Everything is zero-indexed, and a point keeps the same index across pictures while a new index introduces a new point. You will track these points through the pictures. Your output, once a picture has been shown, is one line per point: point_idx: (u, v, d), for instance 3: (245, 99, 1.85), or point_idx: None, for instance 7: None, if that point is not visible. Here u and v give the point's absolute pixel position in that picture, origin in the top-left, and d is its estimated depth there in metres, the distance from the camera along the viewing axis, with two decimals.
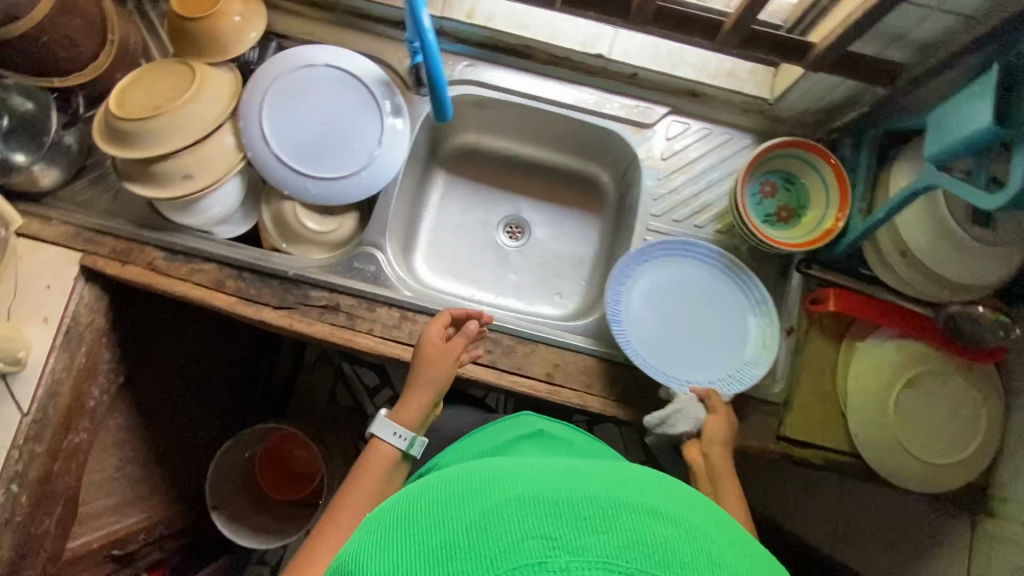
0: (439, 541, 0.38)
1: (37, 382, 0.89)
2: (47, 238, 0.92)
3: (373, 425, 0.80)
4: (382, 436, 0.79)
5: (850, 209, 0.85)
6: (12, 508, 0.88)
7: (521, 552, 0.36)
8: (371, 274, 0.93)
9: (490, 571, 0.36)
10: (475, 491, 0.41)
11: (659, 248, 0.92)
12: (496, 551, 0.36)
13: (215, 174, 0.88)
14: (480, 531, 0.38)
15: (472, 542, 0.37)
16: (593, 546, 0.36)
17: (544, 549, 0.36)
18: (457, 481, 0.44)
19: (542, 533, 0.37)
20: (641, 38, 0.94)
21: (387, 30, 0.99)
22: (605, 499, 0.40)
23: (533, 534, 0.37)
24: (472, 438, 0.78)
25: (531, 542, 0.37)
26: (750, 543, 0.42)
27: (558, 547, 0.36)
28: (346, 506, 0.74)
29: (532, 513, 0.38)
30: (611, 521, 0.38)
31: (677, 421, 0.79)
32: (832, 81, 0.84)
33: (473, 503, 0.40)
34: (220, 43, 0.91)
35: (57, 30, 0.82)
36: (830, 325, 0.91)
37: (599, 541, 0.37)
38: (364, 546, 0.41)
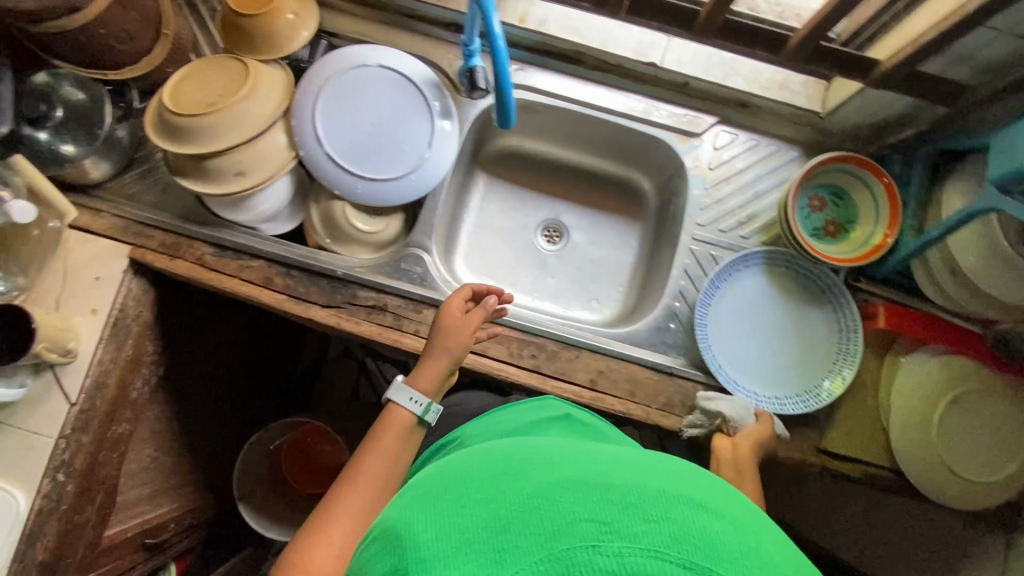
0: (495, 517, 0.40)
1: (86, 372, 0.89)
2: (97, 231, 0.92)
3: (389, 390, 0.75)
4: (398, 401, 0.74)
5: (900, 228, 0.85)
6: (58, 496, 0.88)
7: (575, 533, 0.38)
8: (418, 275, 0.94)
9: (545, 548, 0.37)
10: (531, 473, 0.44)
11: (765, 256, 0.93)
12: (550, 530, 0.38)
13: (268, 172, 0.88)
14: (535, 509, 0.40)
15: (528, 518, 0.39)
16: (647, 534, 0.37)
17: (598, 532, 0.37)
18: (510, 462, 0.46)
19: (595, 517, 0.38)
20: (694, 48, 0.94)
21: (437, 31, 0.98)
22: (659, 492, 0.41)
23: (587, 518, 0.38)
24: (495, 414, 0.79)
25: (584, 524, 0.38)
26: (798, 555, 0.42)
27: (612, 532, 0.37)
28: (366, 466, 0.68)
29: (587, 497, 0.40)
30: (662, 510, 0.39)
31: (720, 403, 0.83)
32: (889, 97, 0.83)
33: (529, 483, 0.43)
34: (274, 39, 0.91)
35: (117, 23, 0.82)
36: (874, 340, 0.90)
37: (650, 529, 0.37)
38: (423, 517, 0.44)
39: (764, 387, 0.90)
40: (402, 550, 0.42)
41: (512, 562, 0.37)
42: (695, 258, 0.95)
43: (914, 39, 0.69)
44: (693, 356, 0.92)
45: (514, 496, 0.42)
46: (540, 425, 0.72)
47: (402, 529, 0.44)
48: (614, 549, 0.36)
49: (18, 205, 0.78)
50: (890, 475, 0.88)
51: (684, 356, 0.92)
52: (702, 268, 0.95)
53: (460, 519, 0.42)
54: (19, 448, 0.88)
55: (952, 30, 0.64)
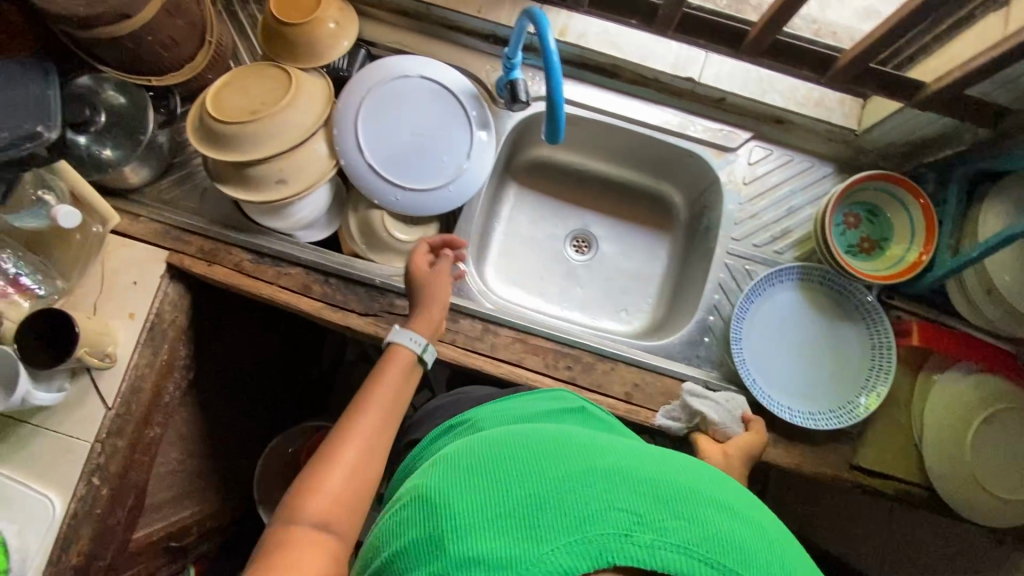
0: (537, 495, 0.46)
1: (122, 377, 0.89)
2: (136, 235, 0.93)
3: (391, 333, 0.81)
4: (400, 341, 0.81)
5: (936, 247, 0.86)
6: (93, 500, 0.88)
7: (612, 521, 0.44)
8: (455, 285, 0.95)
9: (582, 530, 0.43)
10: (565, 460, 0.49)
11: (800, 271, 0.93)
12: (589, 515, 0.44)
13: (309, 180, 0.89)
14: (575, 494, 0.46)
15: (566, 503, 0.45)
16: (674, 530, 0.43)
17: (630, 522, 0.44)
18: (549, 447, 0.51)
19: (631, 509, 0.44)
20: (732, 63, 0.95)
21: (475, 42, 0.99)
22: (682, 490, 0.47)
23: (624, 509, 0.44)
24: (508, 401, 0.79)
25: (621, 514, 0.44)
26: (794, 543, 0.49)
27: (643, 524, 0.44)
28: (368, 399, 0.73)
29: (620, 491, 0.46)
30: (691, 510, 0.45)
31: (711, 410, 0.85)
32: (927, 118, 0.84)
33: (565, 469, 0.48)
34: (316, 48, 0.91)
35: (164, 31, 0.82)
36: (906, 357, 0.91)
37: (681, 527, 0.44)
38: (464, 485, 0.49)
39: (796, 402, 0.91)
40: (442, 516, 0.47)
41: (553, 540, 0.43)
42: (729, 273, 0.96)
43: (964, 63, 0.69)
44: (727, 370, 0.92)
45: (551, 480, 0.47)
46: (556, 414, 0.74)
47: (441, 497, 0.49)
48: (645, 540, 0.43)
49: (63, 209, 0.78)
50: (922, 490, 0.89)
51: (718, 369, 0.92)
52: (736, 282, 0.95)
53: (501, 494, 0.47)
54: (55, 451, 0.88)
55: (1003, 57, 0.65)
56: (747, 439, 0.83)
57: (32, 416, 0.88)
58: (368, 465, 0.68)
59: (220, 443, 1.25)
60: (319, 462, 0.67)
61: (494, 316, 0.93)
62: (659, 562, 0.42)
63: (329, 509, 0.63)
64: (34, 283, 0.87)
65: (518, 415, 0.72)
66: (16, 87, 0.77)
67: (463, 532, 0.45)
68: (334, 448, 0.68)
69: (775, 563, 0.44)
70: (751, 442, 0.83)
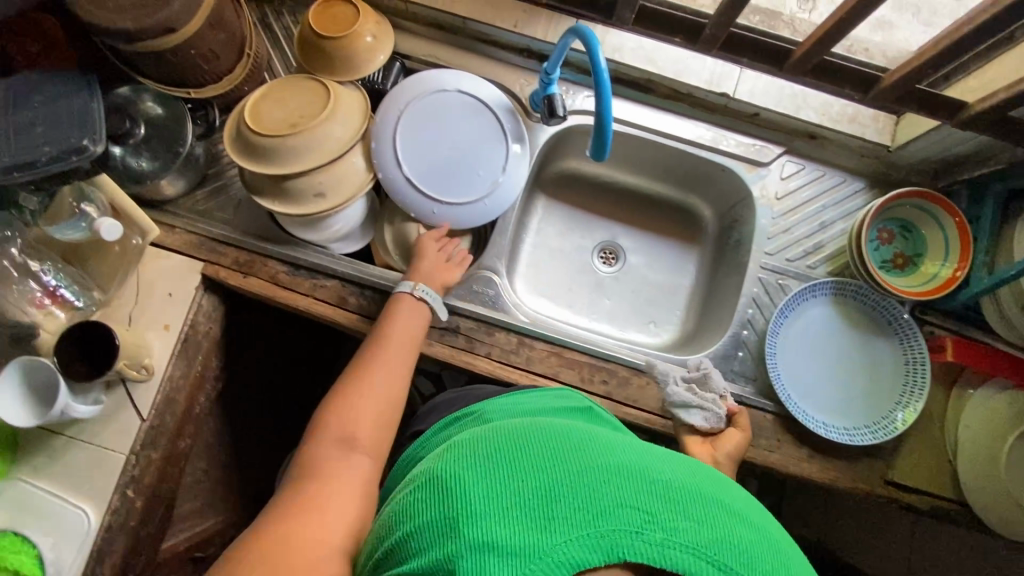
0: (549, 486, 0.46)
1: (158, 389, 0.89)
2: (171, 247, 0.93)
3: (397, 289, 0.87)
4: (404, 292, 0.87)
5: (971, 264, 0.87)
6: (127, 512, 0.88)
7: (624, 518, 0.44)
8: (490, 298, 0.95)
9: (594, 524, 0.43)
10: (579, 453, 0.49)
11: (834, 286, 0.93)
12: (602, 510, 0.44)
13: (347, 194, 0.89)
14: (588, 488, 0.45)
15: (580, 496, 0.45)
16: (685, 531, 0.43)
17: (641, 521, 0.44)
18: (561, 438, 0.51)
19: (642, 507, 0.44)
20: (766, 79, 0.95)
21: (509, 56, 0.99)
22: (695, 492, 0.47)
23: (636, 507, 0.44)
24: (511, 396, 0.79)
25: (633, 512, 0.44)
26: (798, 551, 0.49)
27: (655, 522, 0.44)
28: (388, 337, 0.83)
29: (633, 489, 0.46)
30: (701, 512, 0.45)
31: (696, 412, 0.82)
32: (963, 136, 0.85)
33: (580, 462, 0.47)
34: (353, 61, 0.91)
35: (206, 44, 0.83)
36: (939, 373, 0.92)
37: (691, 528, 0.44)
38: (473, 470, 0.48)
39: (831, 417, 0.91)
40: (455, 500, 0.46)
41: (567, 532, 0.43)
42: (763, 287, 0.96)
43: (1009, 85, 0.70)
44: (761, 384, 0.92)
45: (566, 472, 0.46)
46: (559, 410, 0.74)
47: (453, 481, 0.48)
48: (656, 539, 0.43)
49: (107, 222, 0.79)
50: (956, 505, 0.89)
51: (753, 384, 0.92)
52: (770, 297, 0.96)
53: (514, 481, 0.46)
54: (89, 463, 0.87)
55: None
56: (732, 434, 0.81)
57: (67, 427, 0.88)
58: (382, 390, 0.78)
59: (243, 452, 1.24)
60: (341, 390, 0.78)
61: (530, 329, 0.93)
62: (669, 563, 0.42)
63: (349, 426, 0.74)
64: (72, 294, 0.86)
65: (528, 408, 0.72)
66: (61, 101, 0.78)
67: (477, 517, 0.44)
68: (353, 378, 0.79)
69: (781, 568, 0.44)
70: (736, 439, 0.81)
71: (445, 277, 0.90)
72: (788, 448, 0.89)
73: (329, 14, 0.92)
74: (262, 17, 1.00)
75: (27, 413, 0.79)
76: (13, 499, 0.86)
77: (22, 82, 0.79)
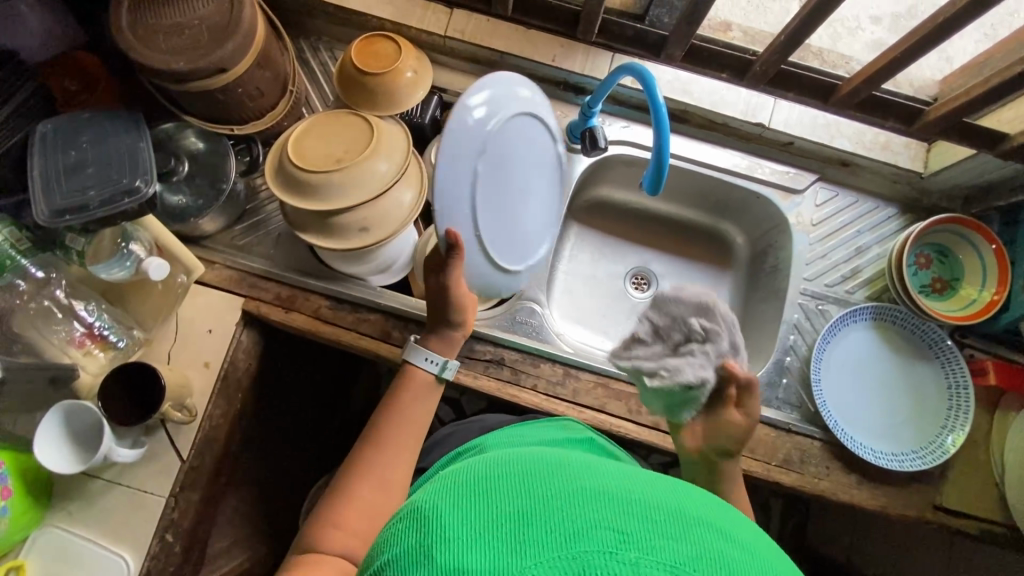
0: (514, 511, 0.40)
1: (198, 428, 0.87)
2: (211, 282, 0.91)
3: (406, 352, 0.77)
4: (416, 361, 0.77)
5: (1010, 289, 0.88)
6: (167, 558, 0.85)
7: (593, 538, 0.37)
8: (533, 328, 0.94)
9: (561, 547, 0.37)
10: (556, 474, 0.44)
11: (874, 311, 0.94)
12: (569, 531, 0.38)
13: (391, 228, 0.89)
14: (554, 508, 0.40)
15: (549, 516, 0.39)
16: (664, 548, 0.37)
17: (614, 540, 0.37)
18: (534, 463, 0.46)
19: (614, 525, 0.38)
20: (800, 109, 0.97)
21: (545, 88, 1.01)
22: (680, 512, 0.41)
23: (606, 525, 0.38)
24: (515, 428, 0.78)
25: (603, 531, 0.38)
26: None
27: (628, 541, 0.37)
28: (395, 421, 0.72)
29: (607, 508, 0.40)
30: (683, 530, 0.39)
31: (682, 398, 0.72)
32: (998, 163, 0.87)
33: (556, 483, 0.42)
34: (395, 96, 0.92)
35: (253, 82, 0.83)
36: (982, 396, 0.92)
37: (672, 546, 0.38)
38: (435, 503, 0.43)
39: (878, 442, 0.91)
40: (420, 524, 0.41)
41: (534, 554, 0.37)
42: (804, 313, 0.97)
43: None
44: (807, 411, 0.92)
45: (539, 490, 0.41)
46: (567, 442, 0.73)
47: (421, 507, 0.43)
48: (631, 558, 0.36)
49: (155, 262, 0.78)
50: (1005, 529, 0.88)
51: (799, 411, 0.92)
52: (811, 323, 0.96)
53: (483, 504, 0.41)
54: (127, 508, 0.84)
55: None
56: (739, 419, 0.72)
57: (105, 470, 0.85)
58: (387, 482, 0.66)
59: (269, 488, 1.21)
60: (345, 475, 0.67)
61: (576, 360, 0.92)
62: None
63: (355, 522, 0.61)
64: (114, 334, 0.85)
65: (528, 440, 0.72)
66: (110, 143, 0.78)
67: (442, 540, 0.38)
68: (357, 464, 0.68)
69: None
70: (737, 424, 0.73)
71: (457, 341, 0.81)
72: (838, 474, 0.88)
73: (370, 50, 0.93)
74: (299, 53, 1.01)
75: (70, 457, 0.77)
76: (48, 547, 0.83)
77: (70, 121, 0.79)
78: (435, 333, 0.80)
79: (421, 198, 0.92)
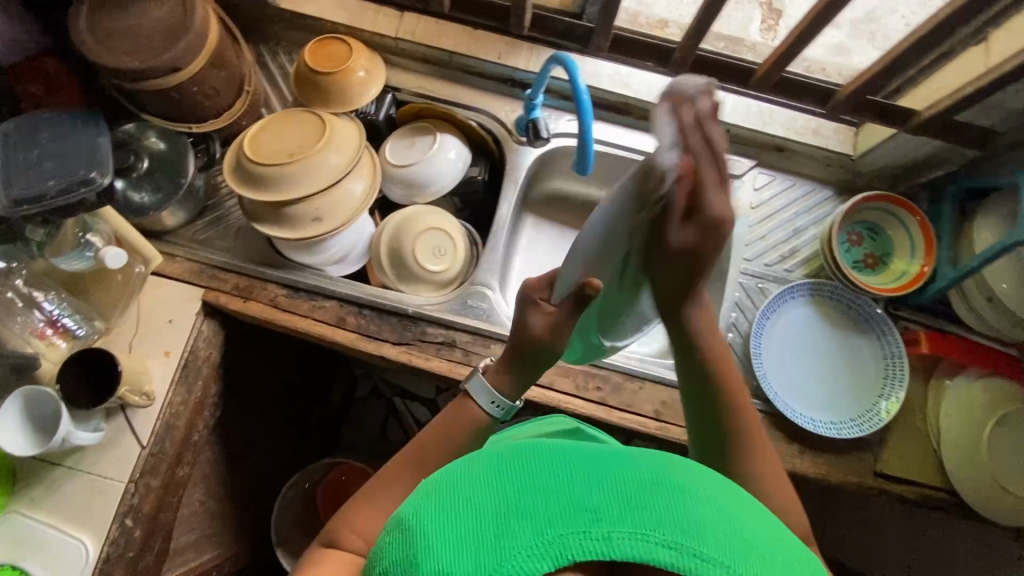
0: (493, 506, 0.43)
1: (157, 415, 0.90)
2: (171, 275, 0.95)
3: (471, 386, 0.73)
4: (479, 400, 0.73)
5: (936, 259, 0.92)
6: (126, 541, 0.87)
7: (568, 521, 0.41)
8: (484, 312, 0.97)
9: (542, 536, 0.41)
10: (530, 462, 0.45)
11: (810, 286, 0.98)
12: (547, 518, 0.41)
13: (342, 217, 0.93)
14: (532, 500, 0.42)
15: (529, 509, 0.42)
16: (633, 520, 0.41)
17: (588, 520, 0.41)
18: (508, 451, 0.47)
19: (586, 506, 0.42)
20: (734, 98, 1.02)
21: (495, 84, 1.06)
22: (646, 480, 0.44)
23: (579, 507, 0.41)
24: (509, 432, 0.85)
25: (577, 513, 0.41)
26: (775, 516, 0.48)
27: (600, 519, 0.41)
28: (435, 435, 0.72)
29: (581, 488, 0.43)
30: (649, 497, 0.43)
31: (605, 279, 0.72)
32: (917, 142, 0.91)
33: (532, 474, 0.44)
34: (348, 94, 0.97)
35: (208, 81, 0.87)
36: (917, 366, 0.96)
37: (639, 516, 0.41)
38: (420, 511, 0.45)
39: (818, 412, 0.94)
40: (411, 536, 0.44)
41: (517, 546, 0.40)
42: (744, 291, 1.01)
43: (976, 78, 0.75)
44: (749, 385, 0.95)
45: (517, 483, 0.43)
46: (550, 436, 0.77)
47: (411, 518, 0.45)
48: (603, 533, 0.41)
49: (112, 251, 0.83)
50: (945, 495, 0.91)
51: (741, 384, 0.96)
52: (751, 300, 1.00)
53: (467, 507, 0.43)
54: (88, 493, 0.87)
55: (992, 84, 0.73)
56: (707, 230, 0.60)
57: (65, 457, 0.88)
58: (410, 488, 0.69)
59: (239, 483, 1.23)
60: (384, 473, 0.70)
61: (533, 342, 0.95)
62: (619, 553, 0.40)
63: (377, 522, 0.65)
64: (74, 323, 0.88)
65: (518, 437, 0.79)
66: (69, 139, 0.82)
67: (431, 547, 0.42)
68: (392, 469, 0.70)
69: (744, 546, 0.42)
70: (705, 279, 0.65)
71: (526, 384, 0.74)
72: (780, 445, 0.91)
73: (324, 51, 0.98)
74: (259, 57, 1.06)
75: (27, 440, 0.80)
76: (10, 533, 0.85)
77: (31, 121, 0.83)
78: (505, 378, 0.73)
79: (374, 189, 0.96)
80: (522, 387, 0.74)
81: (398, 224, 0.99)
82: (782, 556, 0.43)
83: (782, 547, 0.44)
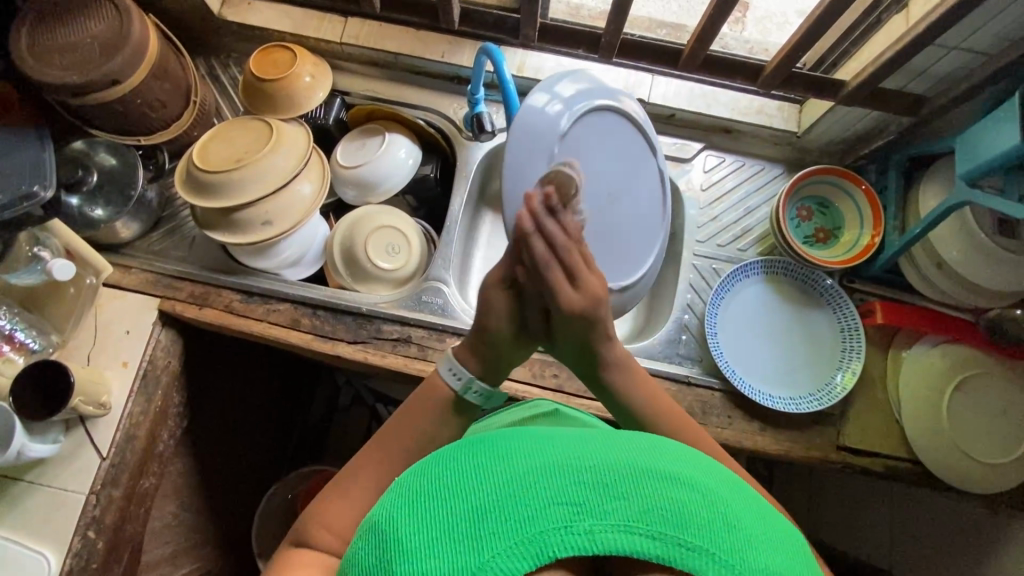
0: (469, 507, 0.39)
1: (117, 425, 0.90)
2: (127, 286, 0.96)
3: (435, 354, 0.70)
4: (439, 369, 0.69)
5: (883, 228, 0.93)
6: (90, 553, 0.87)
7: (546, 517, 0.37)
8: (438, 306, 0.98)
9: (520, 534, 0.37)
10: (508, 456, 0.41)
11: (763, 265, 0.99)
12: (525, 516, 0.37)
13: (292, 220, 0.93)
14: (511, 497, 0.38)
15: (508, 507, 0.38)
16: (617, 510, 0.37)
17: (570, 514, 0.37)
18: (483, 447, 0.43)
19: (566, 500, 0.38)
20: (677, 83, 1.04)
21: (441, 83, 1.08)
22: (628, 467, 0.40)
23: (558, 501, 0.38)
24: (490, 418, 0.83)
25: (555, 507, 0.37)
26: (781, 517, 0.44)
27: (583, 512, 0.37)
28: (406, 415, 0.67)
29: (562, 479, 0.39)
30: (633, 485, 0.39)
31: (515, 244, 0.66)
32: (856, 114, 0.93)
33: (514, 464, 0.40)
34: (294, 99, 0.98)
35: (151, 93, 0.89)
36: (876, 336, 0.95)
37: (622, 505, 0.38)
38: (398, 509, 0.41)
39: (777, 389, 0.94)
40: (383, 547, 0.39)
41: (495, 547, 0.37)
42: (698, 272, 1.01)
43: (895, 43, 0.77)
44: (706, 364, 0.95)
45: (496, 477, 0.40)
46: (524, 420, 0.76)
47: (386, 520, 0.41)
48: (586, 527, 0.37)
49: (59, 263, 0.84)
50: (909, 464, 0.90)
51: (700, 365, 0.95)
52: (705, 281, 1.01)
53: (451, 506, 0.39)
54: (50, 507, 0.87)
55: (909, 47, 0.74)
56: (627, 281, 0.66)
57: (26, 472, 0.88)
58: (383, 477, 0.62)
59: (216, 493, 1.23)
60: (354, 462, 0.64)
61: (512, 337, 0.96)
62: (601, 547, 0.37)
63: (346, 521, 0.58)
64: (29, 338, 0.88)
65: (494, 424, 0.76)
66: (15, 155, 0.84)
67: (407, 551, 0.37)
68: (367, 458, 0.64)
69: (735, 541, 0.38)
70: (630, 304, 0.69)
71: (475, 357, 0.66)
72: (741, 422, 0.90)
73: (269, 60, 1.00)
74: (210, 70, 1.09)
75: None
76: None
77: None
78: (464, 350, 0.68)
79: (325, 191, 0.97)
80: (488, 365, 0.69)
81: (351, 223, 1.00)
82: (773, 542, 0.40)
83: (772, 532, 0.40)
